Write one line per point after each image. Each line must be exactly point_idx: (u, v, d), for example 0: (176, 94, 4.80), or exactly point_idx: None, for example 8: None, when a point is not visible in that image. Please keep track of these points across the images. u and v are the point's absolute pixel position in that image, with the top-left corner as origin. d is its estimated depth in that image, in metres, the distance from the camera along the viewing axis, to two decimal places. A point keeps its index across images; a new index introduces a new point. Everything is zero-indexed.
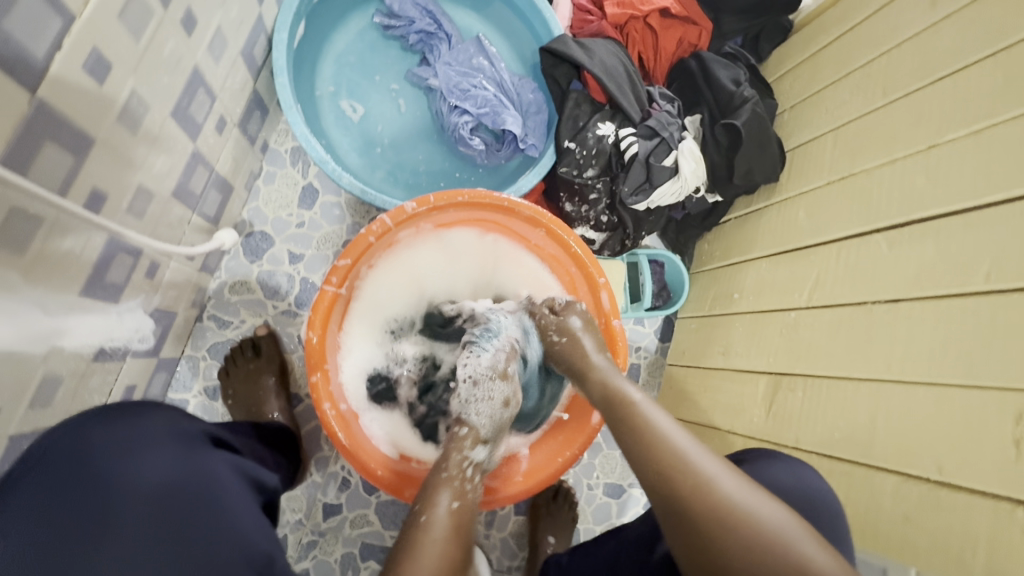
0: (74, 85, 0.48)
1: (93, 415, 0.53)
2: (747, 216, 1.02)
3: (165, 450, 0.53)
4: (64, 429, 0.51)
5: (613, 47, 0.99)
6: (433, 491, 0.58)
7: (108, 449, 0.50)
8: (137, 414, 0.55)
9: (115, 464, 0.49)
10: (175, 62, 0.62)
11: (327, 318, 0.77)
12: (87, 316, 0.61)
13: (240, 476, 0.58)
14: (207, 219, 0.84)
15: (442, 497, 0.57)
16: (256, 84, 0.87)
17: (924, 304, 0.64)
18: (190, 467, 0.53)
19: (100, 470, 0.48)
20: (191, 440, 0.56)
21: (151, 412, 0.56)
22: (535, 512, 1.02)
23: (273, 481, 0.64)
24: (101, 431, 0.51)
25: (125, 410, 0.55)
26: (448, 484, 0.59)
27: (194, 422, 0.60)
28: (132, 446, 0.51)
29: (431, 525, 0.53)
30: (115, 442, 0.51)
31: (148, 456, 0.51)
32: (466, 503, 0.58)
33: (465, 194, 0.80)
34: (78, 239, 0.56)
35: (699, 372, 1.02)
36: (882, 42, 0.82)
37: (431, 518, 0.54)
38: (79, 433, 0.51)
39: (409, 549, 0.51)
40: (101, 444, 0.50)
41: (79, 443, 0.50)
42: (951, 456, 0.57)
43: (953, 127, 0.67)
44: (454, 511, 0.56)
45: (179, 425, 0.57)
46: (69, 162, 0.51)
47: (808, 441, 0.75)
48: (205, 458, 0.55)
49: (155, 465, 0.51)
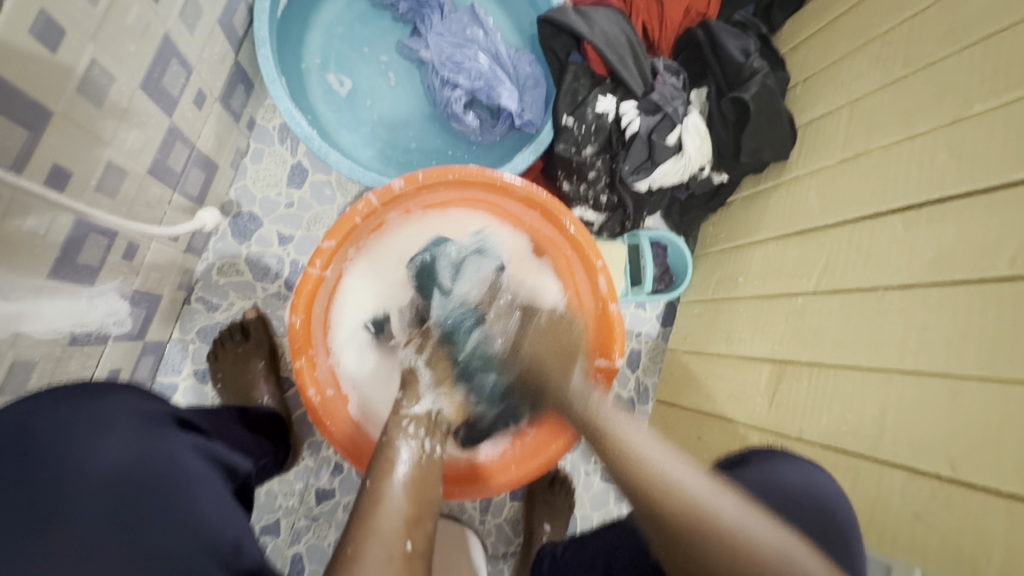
0: (21, 51, 0.45)
1: (55, 395, 0.49)
2: (754, 196, 0.97)
3: (123, 434, 0.48)
4: (21, 408, 0.47)
5: (615, 16, 0.93)
6: (383, 452, 0.59)
7: (61, 434, 0.46)
8: (96, 395, 0.50)
9: (68, 449, 0.46)
10: (142, 30, 0.59)
11: (311, 302, 0.74)
12: (57, 298, 0.59)
13: (212, 460, 0.55)
14: (189, 197, 0.81)
15: (394, 458, 0.58)
16: (238, 57, 0.84)
17: (940, 291, 0.60)
18: (154, 450, 0.49)
19: (51, 456, 0.45)
20: (158, 421, 0.52)
21: (115, 392, 0.52)
22: (531, 499, 1.01)
23: (247, 464, 0.61)
24: (57, 415, 0.47)
25: (85, 392, 0.51)
26: (392, 444, 0.60)
27: (164, 403, 0.56)
28: (89, 429, 0.47)
29: (384, 494, 0.54)
30: (70, 425, 0.47)
31: (106, 439, 0.47)
32: (417, 460, 0.59)
33: (455, 172, 0.76)
34: (40, 219, 0.53)
35: (701, 358, 0.99)
36: (904, 7, 0.76)
37: (383, 483, 0.55)
38: (31, 415, 0.47)
39: (363, 516, 0.51)
40: (52, 429, 0.46)
41: (27, 427, 0.46)
42: (963, 452, 0.54)
43: (979, 99, 0.62)
44: (411, 477, 0.56)
45: (145, 406, 0.53)
46: (23, 136, 0.48)
47: (811, 432, 0.72)
48: (172, 439, 0.51)
49: (113, 449, 0.47)
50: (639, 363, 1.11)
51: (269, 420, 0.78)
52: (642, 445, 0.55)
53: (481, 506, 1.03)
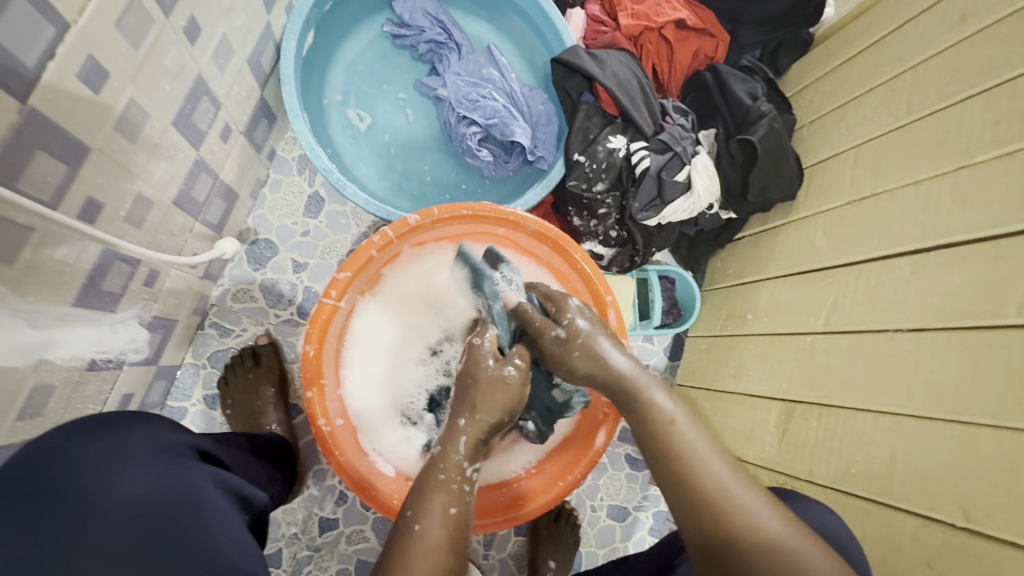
0: (67, 93, 0.48)
1: (89, 425, 0.51)
2: (762, 234, 0.99)
3: (151, 464, 0.49)
4: (58, 435, 0.49)
5: (627, 60, 0.97)
6: (428, 496, 0.54)
7: (83, 464, 0.47)
8: (122, 426, 0.52)
9: (89, 481, 0.46)
10: (178, 70, 0.62)
11: (324, 331, 0.75)
12: (80, 326, 0.60)
13: (227, 490, 0.55)
14: (209, 226, 0.83)
15: (440, 502, 0.53)
16: (263, 92, 0.87)
17: (949, 336, 0.60)
18: (171, 481, 0.49)
19: (73, 488, 0.46)
20: (175, 451, 0.53)
21: (139, 422, 0.53)
22: (536, 535, 0.99)
23: (262, 498, 0.61)
24: (87, 446, 0.48)
25: (112, 423, 0.52)
26: (446, 488, 0.55)
27: (182, 434, 0.57)
28: (110, 460, 0.48)
29: (424, 537, 0.50)
30: (93, 455, 0.48)
31: (125, 470, 0.48)
32: (466, 507, 0.54)
33: (469, 207, 0.78)
34: (71, 249, 0.55)
35: (709, 394, 0.99)
36: (907, 57, 0.79)
37: (427, 526, 0.51)
38: (58, 446, 0.48)
39: (397, 561, 0.49)
40: (76, 459, 0.47)
41: (62, 453, 0.47)
42: (976, 501, 0.53)
43: (982, 148, 0.63)
44: (458, 517, 0.53)
45: (164, 437, 0.53)
46: (62, 171, 0.51)
47: (822, 474, 0.72)
48: (189, 470, 0.52)
49: (129, 479, 0.47)
50: None
51: (276, 448, 0.78)
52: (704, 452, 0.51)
53: (484, 540, 1.01)
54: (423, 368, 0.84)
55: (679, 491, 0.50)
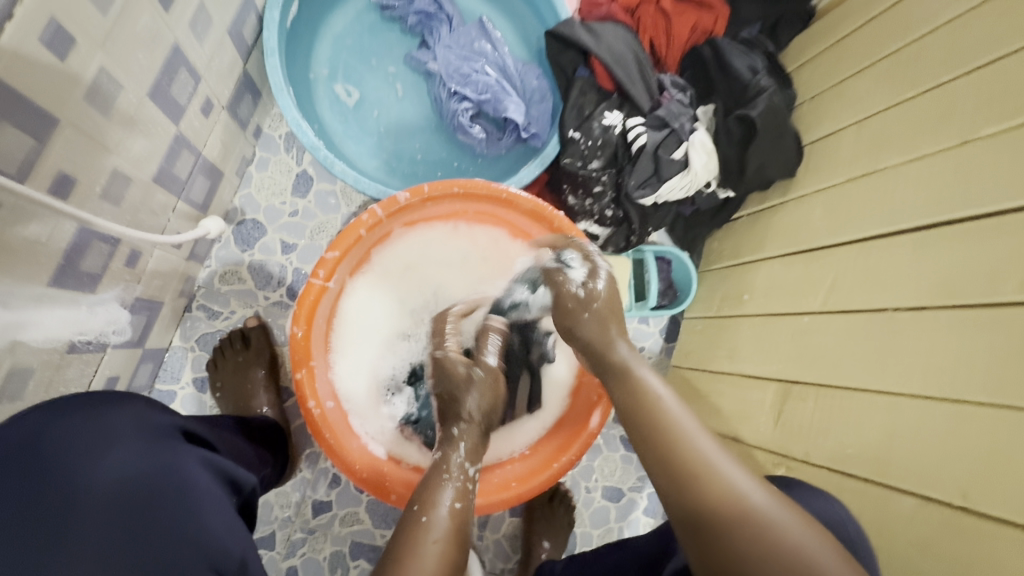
0: (31, 60, 0.45)
1: (73, 406, 0.49)
2: (759, 213, 0.97)
3: (136, 447, 0.48)
4: (39, 416, 0.47)
5: (624, 33, 0.93)
6: (433, 490, 0.55)
7: (65, 446, 0.46)
8: (104, 406, 0.50)
9: (70, 464, 0.45)
10: (152, 39, 0.59)
11: (313, 312, 0.73)
12: (58, 306, 0.59)
13: (217, 473, 0.54)
14: (194, 205, 0.81)
15: (443, 495, 0.54)
16: (246, 66, 0.84)
17: (949, 314, 0.59)
18: (158, 463, 0.48)
19: (54, 471, 0.44)
20: (162, 433, 0.51)
21: (123, 404, 0.52)
22: (530, 516, 0.99)
23: (253, 480, 0.59)
24: (68, 428, 0.47)
25: (92, 403, 0.50)
26: (447, 483, 0.56)
27: (170, 415, 0.55)
28: (93, 443, 0.47)
29: (432, 526, 0.51)
30: (74, 437, 0.46)
31: (108, 453, 0.46)
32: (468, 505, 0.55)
33: (459, 185, 0.76)
34: (44, 226, 0.53)
35: (704, 375, 0.98)
36: (910, 29, 0.76)
37: (432, 515, 0.52)
38: (38, 426, 0.46)
39: (404, 548, 0.48)
40: (56, 440, 0.46)
41: (42, 436, 0.46)
42: (973, 480, 0.52)
43: (988, 121, 0.61)
44: (458, 511, 0.53)
45: (150, 418, 0.52)
46: (29, 143, 0.48)
47: (817, 454, 0.71)
48: (178, 451, 0.50)
49: (112, 462, 0.46)
50: None
51: (266, 432, 0.77)
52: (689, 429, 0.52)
53: (479, 521, 1.01)
54: (408, 342, 0.83)
55: (663, 464, 0.51)
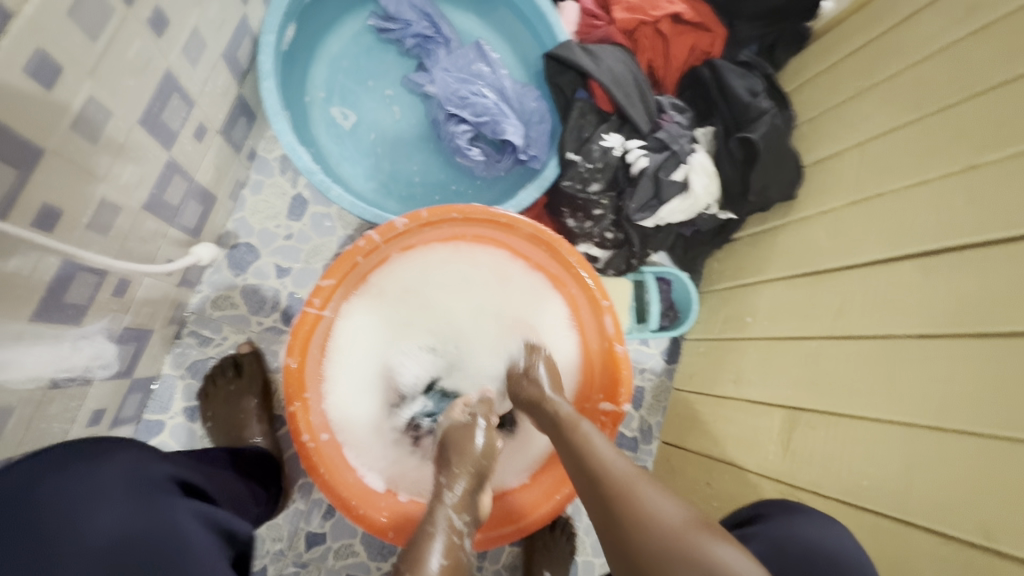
0: (13, 89, 0.43)
1: (62, 454, 0.47)
2: (760, 234, 0.96)
3: (128, 504, 0.46)
4: (27, 466, 0.45)
5: (622, 55, 0.93)
6: (420, 548, 0.54)
7: (57, 504, 0.44)
8: (101, 457, 0.48)
9: (60, 525, 0.43)
10: (143, 65, 0.57)
11: (307, 342, 0.71)
12: (40, 341, 0.56)
13: (213, 526, 0.52)
14: (185, 230, 0.79)
15: (432, 556, 0.53)
16: (241, 89, 0.82)
17: (962, 343, 0.58)
18: (153, 523, 0.46)
19: (44, 532, 0.42)
20: (159, 486, 0.49)
21: (116, 452, 0.49)
22: (532, 545, 0.96)
23: (251, 529, 0.58)
24: (58, 481, 0.45)
25: (87, 453, 0.48)
26: (434, 539, 0.55)
27: (167, 464, 0.53)
28: (85, 499, 0.45)
29: None
30: (67, 493, 0.44)
31: (100, 513, 0.45)
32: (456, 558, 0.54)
33: (459, 210, 0.74)
34: (25, 260, 0.50)
35: (708, 399, 0.96)
36: (911, 53, 0.76)
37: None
38: (30, 479, 0.44)
39: None
40: (48, 496, 0.44)
41: (32, 490, 0.44)
42: (993, 517, 0.51)
43: (994, 145, 0.61)
44: (448, 566, 0.52)
45: (148, 468, 0.50)
46: (11, 175, 0.46)
47: (828, 484, 0.69)
48: (174, 508, 0.49)
49: (105, 523, 0.44)
50: (643, 402, 1.08)
51: (260, 464, 0.75)
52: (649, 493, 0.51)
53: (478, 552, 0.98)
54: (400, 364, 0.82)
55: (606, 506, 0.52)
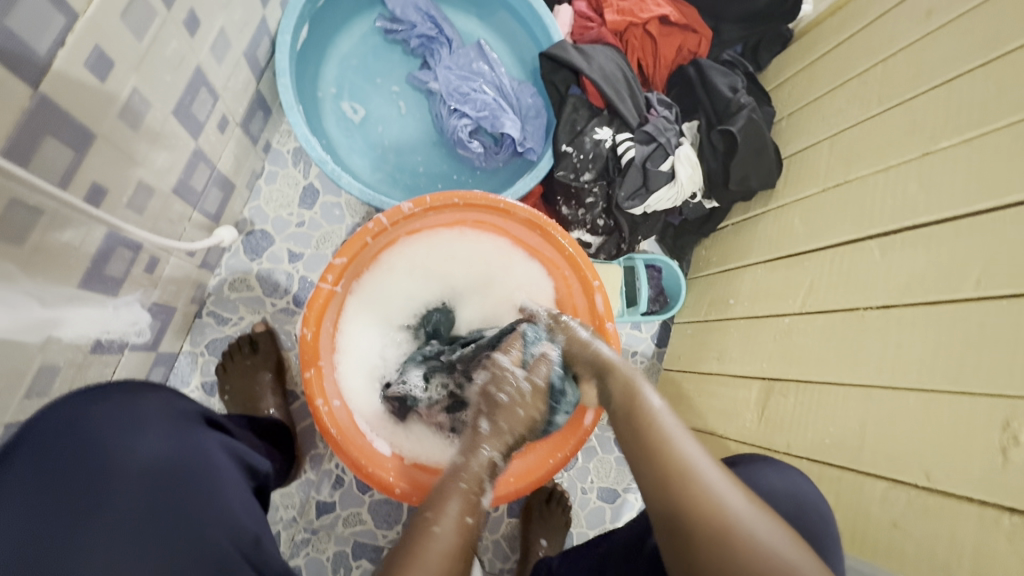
0: (74, 80, 0.50)
1: (106, 389, 0.54)
2: (744, 222, 1.02)
3: (166, 429, 0.53)
4: (78, 397, 0.53)
5: (613, 54, 1.00)
6: (441, 501, 0.55)
7: (105, 425, 0.51)
8: (136, 393, 0.55)
9: (108, 442, 0.50)
10: (178, 61, 0.64)
11: (321, 315, 0.77)
12: (85, 307, 0.63)
13: (236, 458, 0.60)
14: (207, 215, 0.85)
15: (452, 505, 0.55)
16: (259, 85, 0.89)
17: (914, 311, 0.64)
18: (186, 445, 0.54)
19: (94, 447, 0.49)
20: (187, 419, 0.57)
21: (151, 391, 0.57)
22: (528, 514, 1.02)
23: (266, 465, 0.66)
24: (105, 409, 0.52)
25: (124, 391, 0.55)
26: (459, 494, 0.56)
27: (192, 403, 0.61)
28: (128, 422, 0.52)
29: (439, 537, 0.51)
30: (112, 418, 0.51)
31: (144, 433, 0.52)
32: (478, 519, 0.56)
33: (460, 196, 0.80)
34: (77, 232, 0.57)
35: (694, 377, 1.02)
36: (879, 51, 0.82)
37: (440, 531, 0.52)
38: (79, 409, 0.51)
39: (408, 556, 0.50)
40: (95, 421, 0.51)
41: (85, 415, 0.51)
42: (937, 462, 0.57)
43: (946, 135, 0.67)
44: (471, 520, 0.55)
45: (176, 405, 0.57)
46: (69, 156, 0.53)
47: (799, 446, 0.75)
48: (203, 438, 0.56)
49: (147, 442, 0.51)
50: None
51: (276, 430, 0.81)
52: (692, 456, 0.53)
53: None
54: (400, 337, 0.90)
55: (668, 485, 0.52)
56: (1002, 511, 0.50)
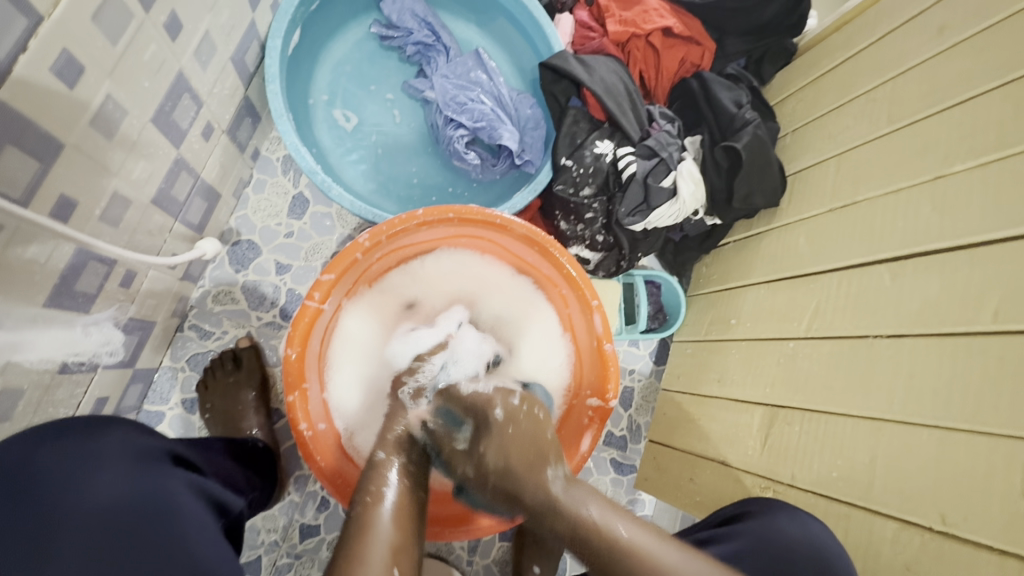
0: (38, 88, 0.46)
1: (73, 425, 0.52)
2: (746, 240, 1.00)
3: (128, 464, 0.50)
4: (41, 433, 0.50)
5: (615, 65, 0.97)
6: (373, 474, 0.59)
7: (56, 469, 0.48)
8: (96, 429, 0.53)
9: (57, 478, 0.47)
10: (158, 67, 0.61)
11: (307, 334, 0.73)
12: (50, 328, 0.59)
13: (205, 496, 0.56)
14: (190, 226, 0.81)
15: (384, 488, 0.58)
16: (247, 91, 0.86)
17: (928, 342, 0.61)
18: (145, 484, 0.49)
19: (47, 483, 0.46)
20: (150, 453, 0.53)
21: (115, 428, 0.54)
22: (521, 540, 0.98)
23: (239, 503, 0.62)
24: (63, 447, 0.49)
25: (83, 428, 0.52)
26: (382, 467, 0.60)
27: (158, 439, 0.57)
28: (82, 457, 0.49)
29: (374, 522, 0.54)
30: (65, 455, 0.48)
31: (95, 475, 0.48)
32: (402, 492, 0.59)
33: (455, 210, 0.77)
34: (42, 248, 0.54)
35: (694, 399, 0.99)
36: (890, 68, 0.80)
37: (372, 513, 0.55)
38: (32, 447, 0.49)
39: (352, 543, 0.52)
40: (53, 459, 0.48)
41: (39, 454, 0.48)
42: (954, 504, 0.54)
43: (959, 158, 0.65)
44: (399, 501, 0.57)
45: (139, 440, 0.54)
46: (33, 167, 0.49)
47: (804, 478, 0.72)
48: (169, 474, 0.52)
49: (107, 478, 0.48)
50: (632, 402, 1.11)
51: (259, 455, 0.78)
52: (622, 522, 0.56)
53: (468, 546, 1.00)
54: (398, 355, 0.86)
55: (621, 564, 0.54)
56: None
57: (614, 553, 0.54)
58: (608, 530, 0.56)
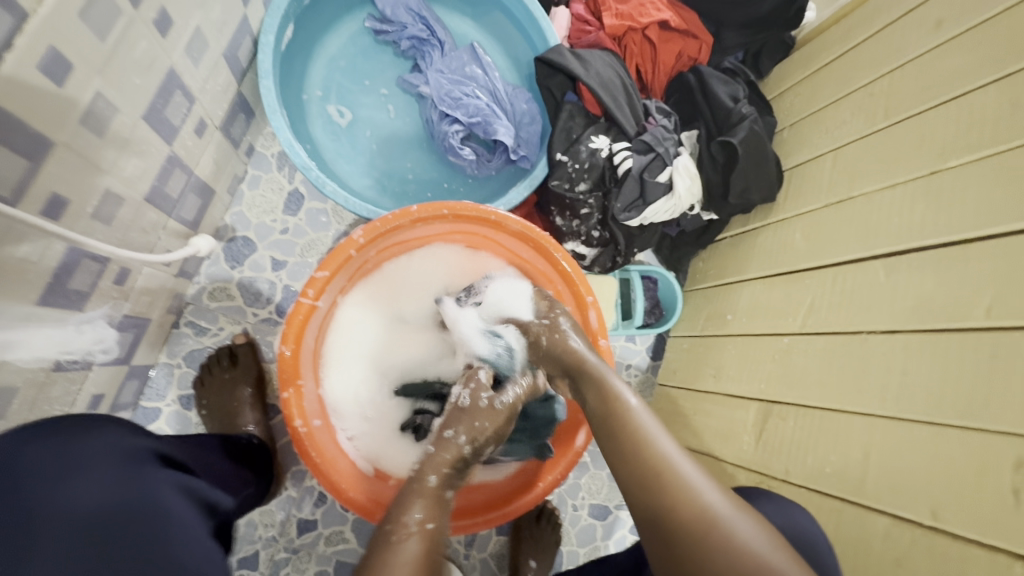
0: (26, 86, 0.46)
1: (58, 425, 0.52)
2: (743, 235, 1.00)
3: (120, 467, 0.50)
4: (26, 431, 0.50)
5: (610, 59, 0.96)
6: (406, 501, 0.52)
7: (37, 473, 0.47)
8: (83, 429, 0.52)
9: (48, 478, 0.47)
10: (148, 63, 0.60)
11: (302, 331, 0.73)
12: (43, 327, 0.59)
13: (193, 497, 0.56)
14: (184, 223, 0.81)
15: (412, 513, 0.51)
16: (240, 86, 0.85)
17: (922, 338, 0.61)
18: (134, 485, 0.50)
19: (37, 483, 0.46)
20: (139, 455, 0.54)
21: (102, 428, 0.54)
22: (518, 534, 0.99)
23: (227, 503, 0.62)
24: (53, 446, 0.49)
25: (66, 429, 0.52)
26: (417, 491, 0.53)
27: (147, 439, 0.58)
28: (73, 458, 0.49)
29: (400, 548, 0.48)
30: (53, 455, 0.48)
31: (84, 476, 0.48)
32: (442, 523, 0.52)
33: (449, 207, 0.76)
34: (33, 246, 0.54)
35: (690, 394, 0.99)
36: (886, 62, 0.80)
37: (400, 543, 0.48)
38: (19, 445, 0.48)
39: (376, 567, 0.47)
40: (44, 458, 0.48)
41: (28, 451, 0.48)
42: (945, 500, 0.54)
43: (955, 153, 0.64)
44: (429, 529, 0.50)
45: (127, 441, 0.54)
46: (23, 165, 0.49)
47: (798, 473, 0.72)
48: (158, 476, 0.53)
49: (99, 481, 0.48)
50: None
51: (253, 451, 0.78)
52: (656, 432, 0.56)
53: (465, 540, 1.01)
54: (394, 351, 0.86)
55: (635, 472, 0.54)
56: (1016, 559, 0.47)
57: (637, 458, 0.54)
58: (631, 435, 0.56)
